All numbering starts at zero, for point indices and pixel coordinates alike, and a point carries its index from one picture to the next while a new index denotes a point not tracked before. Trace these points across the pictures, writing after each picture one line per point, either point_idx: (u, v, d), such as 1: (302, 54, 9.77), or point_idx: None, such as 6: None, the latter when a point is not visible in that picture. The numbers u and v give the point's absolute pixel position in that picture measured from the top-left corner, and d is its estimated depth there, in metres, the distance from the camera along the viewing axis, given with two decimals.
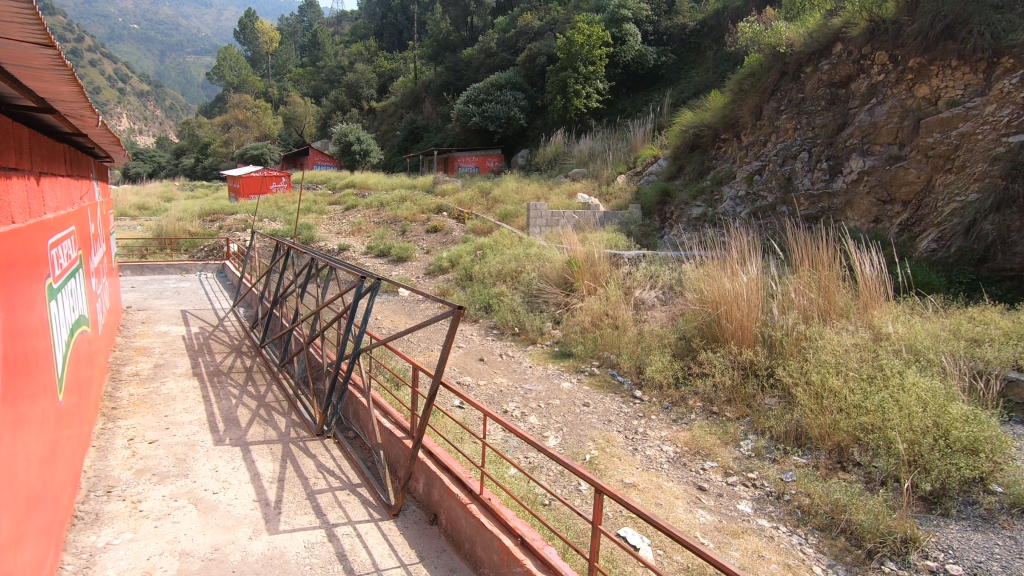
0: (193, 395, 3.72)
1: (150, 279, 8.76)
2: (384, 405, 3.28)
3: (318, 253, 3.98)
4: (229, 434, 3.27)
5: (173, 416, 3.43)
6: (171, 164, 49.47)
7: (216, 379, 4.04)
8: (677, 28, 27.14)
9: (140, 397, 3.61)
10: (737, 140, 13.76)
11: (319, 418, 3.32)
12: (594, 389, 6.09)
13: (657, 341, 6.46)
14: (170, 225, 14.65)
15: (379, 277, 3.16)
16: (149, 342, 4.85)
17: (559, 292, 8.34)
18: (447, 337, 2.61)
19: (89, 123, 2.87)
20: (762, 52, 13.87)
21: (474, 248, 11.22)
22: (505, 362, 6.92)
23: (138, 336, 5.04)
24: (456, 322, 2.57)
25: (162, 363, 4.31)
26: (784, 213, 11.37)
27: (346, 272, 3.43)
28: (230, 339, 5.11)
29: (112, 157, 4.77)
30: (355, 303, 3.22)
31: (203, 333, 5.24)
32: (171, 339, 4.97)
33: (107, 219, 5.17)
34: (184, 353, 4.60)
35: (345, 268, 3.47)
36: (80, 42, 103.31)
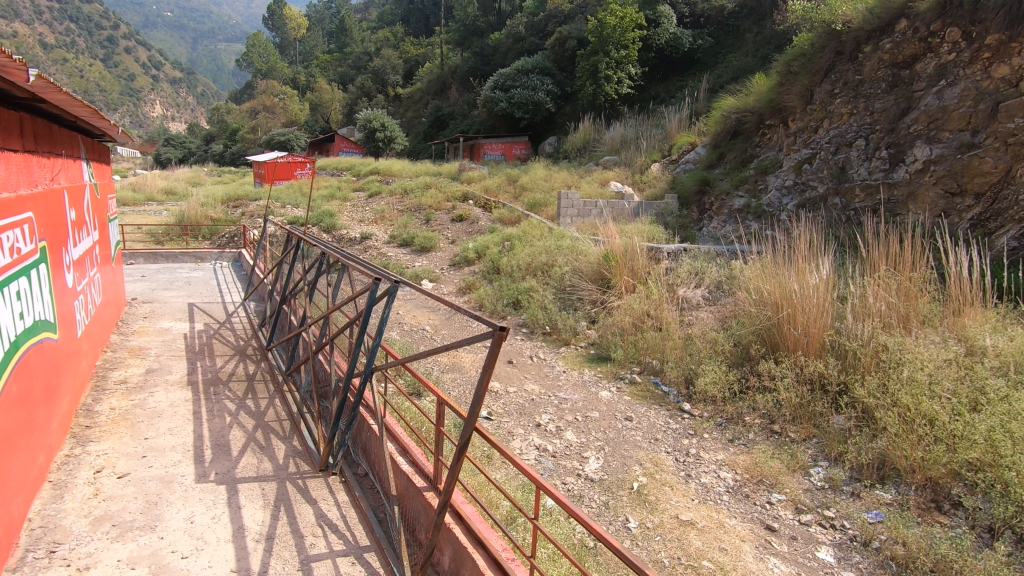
0: (182, 410, 3.24)
1: (164, 268, 8.38)
2: (403, 441, 2.72)
3: (330, 247, 3.43)
4: (215, 467, 2.76)
5: (154, 439, 2.95)
6: (201, 150, 50.05)
7: (212, 390, 3.54)
8: (715, 10, 25.90)
9: (121, 413, 3.13)
10: (784, 125, 12.80)
11: (324, 450, 2.81)
12: (636, 400, 5.47)
13: (707, 346, 5.80)
14: (192, 210, 14.40)
15: (398, 279, 2.57)
16: (146, 341, 4.38)
17: (595, 289, 7.70)
18: (484, 367, 1.96)
19: (31, 82, 2.32)
20: (814, 30, 12.80)
21: (502, 238, 10.61)
22: (536, 365, 6.34)
23: (136, 334, 4.58)
24: (495, 349, 1.91)
25: (156, 368, 3.83)
26: (836, 205, 10.44)
27: (359, 271, 2.84)
28: (237, 339, 4.63)
29: (109, 133, 4.27)
30: (368, 311, 2.65)
31: (208, 331, 4.76)
32: (171, 338, 4.50)
33: (104, 204, 4.68)
34: (182, 355, 4.12)
35: (359, 267, 2.88)
36: (113, 29, 104.93)
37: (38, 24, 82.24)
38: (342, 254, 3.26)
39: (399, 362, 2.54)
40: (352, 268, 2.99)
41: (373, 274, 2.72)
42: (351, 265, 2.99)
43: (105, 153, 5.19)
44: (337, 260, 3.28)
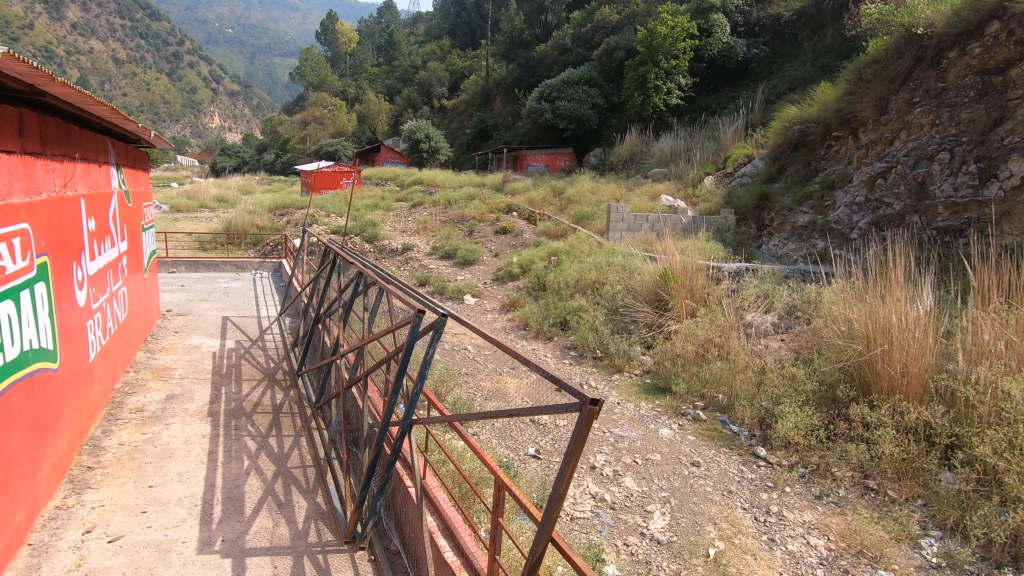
0: (196, 450, 2.98)
1: (205, 277, 8.27)
2: (446, 516, 2.27)
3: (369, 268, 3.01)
4: (223, 532, 2.41)
5: (159, 488, 2.67)
6: (253, 159, 51.78)
7: (232, 426, 3.26)
8: (771, 19, 24.89)
9: (128, 454, 2.87)
10: (854, 137, 11.90)
11: (350, 518, 2.39)
12: (701, 441, 4.85)
13: (785, 382, 5.13)
14: (239, 217, 14.53)
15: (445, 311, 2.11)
16: (172, 359, 4.13)
17: (650, 310, 7.11)
18: (570, 446, 1.49)
19: (18, 70, 1.98)
20: (889, 35, 11.86)
21: (548, 252, 10.12)
22: (587, 395, 5.80)
23: (163, 351, 4.29)
24: (584, 429, 1.49)
25: (177, 394, 3.56)
26: (915, 224, 9.46)
27: (399, 299, 2.41)
28: (267, 361, 4.30)
29: (142, 135, 4.02)
30: (408, 348, 2.20)
31: (238, 350, 4.45)
32: (198, 357, 4.21)
33: (135, 211, 4.44)
34: (207, 378, 3.83)
35: (399, 294, 2.44)
36: (178, 45, 110.63)
37: (110, 41, 87.70)
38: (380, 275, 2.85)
39: (446, 418, 2.09)
40: (391, 294, 2.56)
41: (415, 305, 2.27)
42: (390, 291, 2.57)
43: (142, 156, 5.00)
44: (374, 282, 2.87)
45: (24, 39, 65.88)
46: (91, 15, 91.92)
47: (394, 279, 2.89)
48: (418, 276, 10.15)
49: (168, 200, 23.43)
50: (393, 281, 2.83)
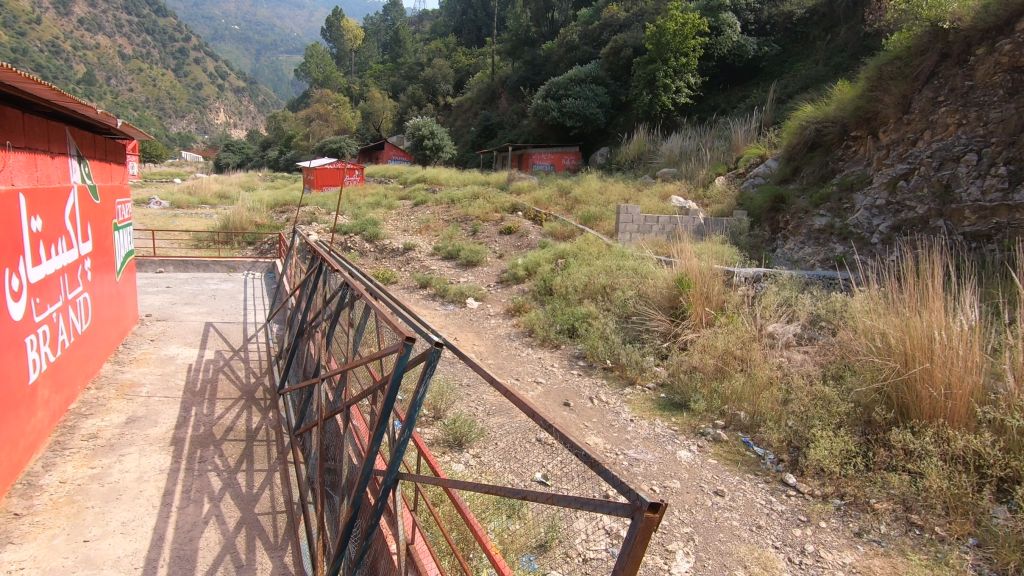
0: (148, 492, 2.88)
1: (195, 278, 7.90)
2: None
3: (357, 280, 2.61)
4: None
5: (95, 543, 2.52)
6: (257, 155, 51.45)
7: (196, 455, 3.23)
8: (783, 16, 24.36)
9: (66, 496, 2.78)
10: (873, 138, 11.45)
11: None
12: (724, 465, 4.43)
13: (816, 403, 4.70)
14: (237, 214, 14.18)
15: (441, 340, 1.69)
16: (141, 373, 4.09)
17: (665, 319, 6.67)
18: (618, 569, 1.27)
19: None
20: (914, 30, 11.35)
21: (555, 254, 9.69)
22: (597, 410, 5.40)
23: (133, 364, 4.23)
24: (642, 541, 1.23)
25: (139, 416, 3.56)
26: (940, 229, 8.97)
27: (385, 320, 1.99)
28: (244, 377, 4.24)
29: (112, 123, 3.83)
30: (394, 381, 1.77)
31: (215, 363, 4.40)
32: (170, 374, 4.12)
33: (105, 211, 4.36)
34: (177, 398, 3.82)
35: (387, 314, 2.03)
36: (184, 41, 110.53)
37: (117, 37, 87.78)
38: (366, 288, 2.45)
39: (439, 480, 1.75)
40: (377, 312, 2.15)
41: (404, 329, 1.86)
42: (376, 308, 2.16)
43: (120, 151, 4.94)
44: (361, 296, 2.46)
45: (30, 35, 66.31)
46: (98, 10, 91.97)
47: (385, 294, 2.49)
48: (419, 277, 9.77)
49: (169, 196, 23.14)
50: (382, 296, 2.42)
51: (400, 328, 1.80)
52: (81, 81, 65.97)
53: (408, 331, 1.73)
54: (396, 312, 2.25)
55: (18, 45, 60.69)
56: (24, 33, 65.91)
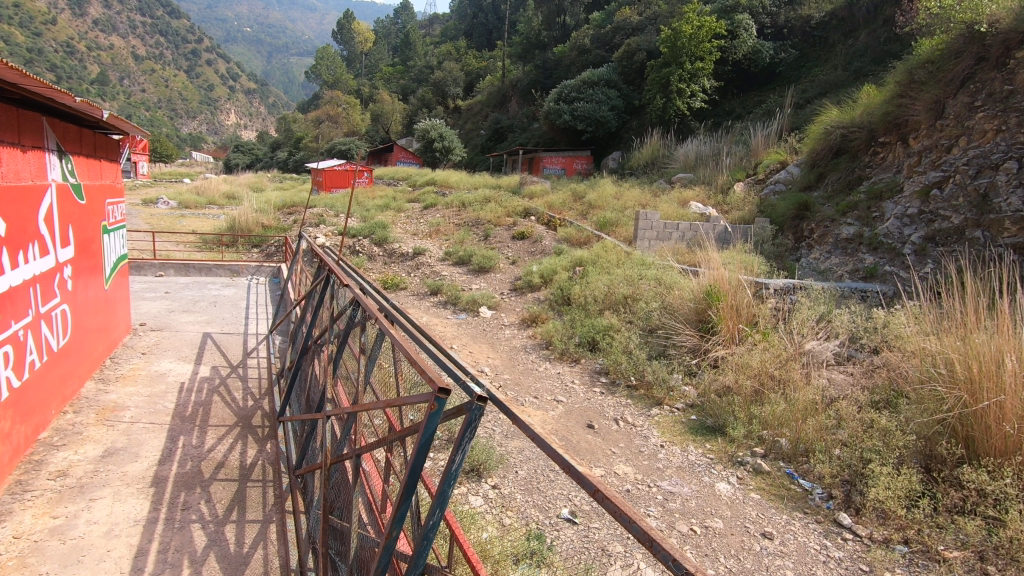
0: (117, 553, 2.58)
1: (196, 283, 7.58)
2: None
3: (371, 301, 2.24)
4: None
5: None
6: (267, 156, 51.55)
7: (179, 508, 2.95)
8: (801, 20, 23.89)
9: (20, 558, 2.49)
10: (903, 144, 10.96)
11: None
12: (768, 501, 4.02)
13: (873, 435, 4.25)
14: (245, 215, 13.91)
15: (483, 393, 1.33)
16: (127, 395, 3.98)
17: (693, 334, 6.23)
18: None
19: None
20: (948, 32, 10.86)
21: (572, 262, 9.28)
22: (624, 433, 5.00)
23: (118, 383, 4.12)
24: None
25: (117, 449, 3.38)
26: (978, 240, 8.45)
27: (406, 353, 1.63)
28: (239, 405, 4.07)
29: (99, 114, 3.56)
30: (421, 443, 1.40)
31: (209, 383, 4.32)
32: (158, 397, 4.01)
33: (94, 211, 4.16)
34: (163, 425, 3.69)
35: (408, 349, 1.67)
36: (197, 43, 111.49)
37: (131, 38, 88.64)
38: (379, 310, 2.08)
39: None
40: (395, 343, 1.79)
41: (432, 372, 1.49)
42: (391, 338, 1.80)
43: (115, 148, 4.78)
44: (374, 317, 2.10)
45: (46, 35, 67.40)
46: (113, 12, 93.16)
47: (403, 317, 2.14)
48: (430, 283, 9.42)
49: (178, 196, 22.97)
50: (399, 320, 2.06)
51: (428, 370, 1.44)
52: (95, 81, 66.72)
53: (439, 378, 1.37)
54: (417, 342, 1.89)
55: (34, 45, 61.49)
56: (40, 33, 66.70)
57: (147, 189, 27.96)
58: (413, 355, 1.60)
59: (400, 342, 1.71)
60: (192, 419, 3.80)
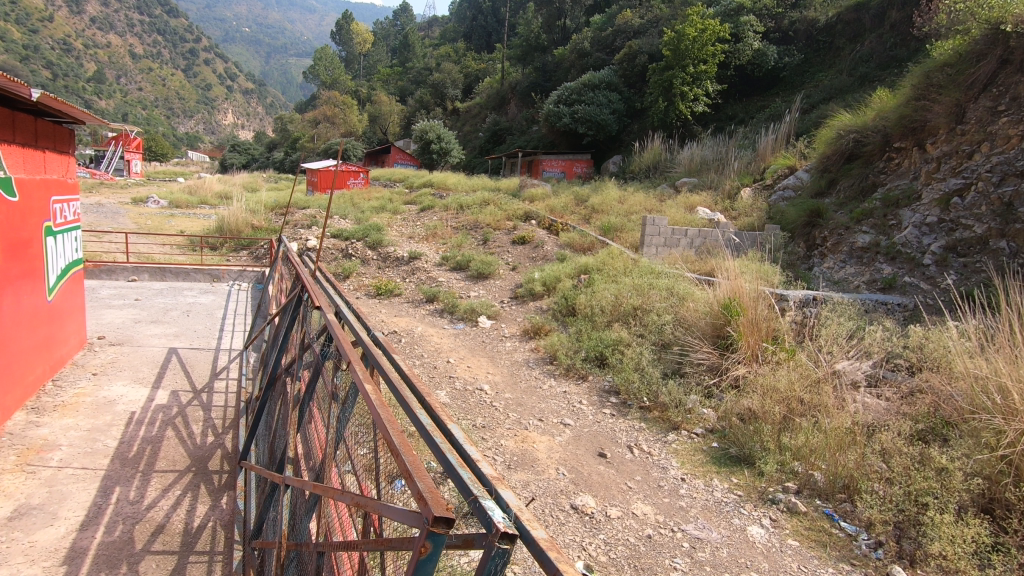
0: None
1: (170, 289, 7.87)
2: None
3: (343, 336, 1.87)
4: None
5: None
6: (263, 157, 51.07)
7: None
8: (807, 23, 23.52)
9: None
10: (919, 149, 10.52)
11: None
12: (810, 549, 3.51)
13: (932, 474, 3.68)
14: (233, 215, 13.31)
15: (505, 525, 1.08)
16: (60, 429, 4.22)
17: (712, 351, 5.71)
18: None
19: None
20: (971, 32, 10.39)
21: (577, 269, 8.78)
22: (640, 463, 4.49)
23: (56, 413, 4.41)
24: None
25: (28, 507, 3.45)
26: (1003, 251, 7.99)
27: (392, 439, 1.30)
28: (186, 446, 4.29)
29: (21, 92, 3.54)
30: None
31: (165, 415, 4.68)
32: (98, 434, 4.25)
33: (18, 206, 4.12)
34: (93, 476, 3.81)
35: (389, 429, 1.34)
36: (194, 42, 110.77)
37: (128, 36, 88.11)
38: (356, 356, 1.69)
39: None
40: (377, 414, 1.43)
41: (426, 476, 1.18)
42: (372, 405, 1.44)
43: (47, 131, 4.69)
44: (349, 361, 1.71)
45: (42, 32, 67.00)
46: (111, 10, 92.84)
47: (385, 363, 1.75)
48: (425, 291, 8.90)
49: (169, 195, 22.41)
50: (382, 368, 1.70)
51: (426, 486, 1.10)
52: (90, 79, 66.21)
53: (439, 503, 1.07)
54: (406, 407, 1.54)
55: (29, 42, 61.00)
56: (35, 30, 66.13)
57: (139, 188, 27.34)
58: (401, 447, 1.26)
59: (385, 423, 1.36)
60: (135, 464, 3.98)
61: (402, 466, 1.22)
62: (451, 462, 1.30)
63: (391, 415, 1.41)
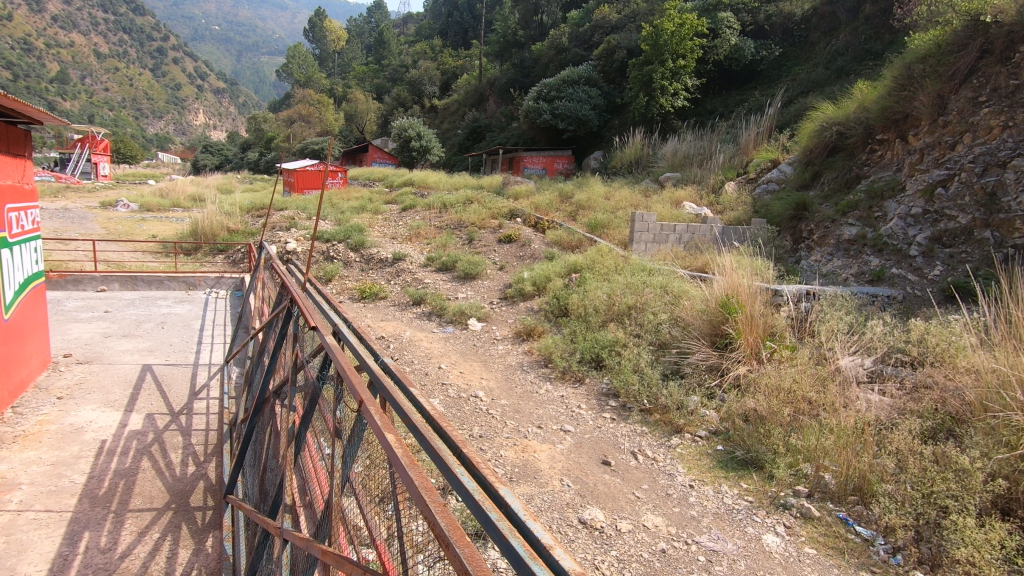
0: None
1: (143, 299, 7.51)
2: None
3: (348, 367, 1.64)
4: None
5: None
6: (237, 157, 50.00)
7: None
8: (782, 17, 23.69)
9: None
10: (902, 141, 10.57)
11: None
12: (828, 557, 3.38)
13: (950, 476, 3.56)
14: (208, 219, 12.84)
15: None
16: (22, 465, 3.95)
17: (710, 349, 5.60)
18: None
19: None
20: (949, 24, 10.45)
21: (566, 268, 8.60)
22: (645, 470, 4.34)
23: (18, 446, 4.13)
24: None
25: None
26: (988, 241, 8.02)
27: (434, 519, 1.09)
28: (160, 479, 4.03)
29: None
30: None
31: (141, 443, 4.42)
32: (63, 470, 3.97)
33: None
34: (62, 516, 3.56)
35: (427, 504, 1.12)
36: (163, 41, 108.16)
37: (93, 34, 85.64)
38: (368, 394, 1.46)
39: None
40: (407, 480, 1.21)
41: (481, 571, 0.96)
42: (401, 467, 1.22)
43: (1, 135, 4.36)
44: (363, 402, 1.48)
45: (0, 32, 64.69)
46: (72, 8, 90.11)
47: (404, 401, 1.52)
48: (412, 292, 8.64)
49: (139, 198, 21.69)
50: (404, 409, 1.47)
51: None
52: (54, 79, 64.21)
53: None
54: (440, 461, 1.30)
55: None
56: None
57: (107, 192, 26.42)
58: (452, 536, 1.04)
59: (424, 497, 1.14)
60: (106, 504, 3.71)
61: (457, 564, 0.98)
62: (508, 541, 1.06)
63: (427, 482, 1.18)
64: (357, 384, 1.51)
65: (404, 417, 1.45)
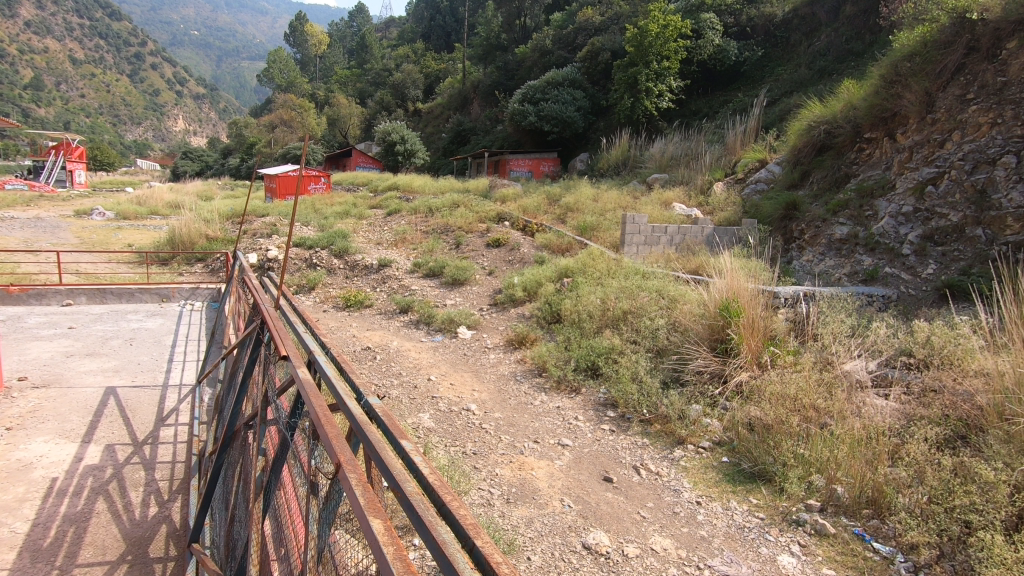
0: None
1: (112, 314, 7.15)
2: None
3: (322, 419, 1.44)
4: None
5: None
6: (218, 163, 49.22)
7: None
8: (763, 18, 23.79)
9: None
10: (890, 139, 10.53)
11: None
12: None
13: (970, 491, 3.37)
14: (185, 226, 12.41)
15: None
16: None
17: (709, 354, 5.41)
18: None
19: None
20: (935, 22, 10.42)
21: (557, 272, 8.38)
22: (648, 486, 4.12)
23: None
24: None
25: None
26: (980, 239, 7.95)
27: None
28: (114, 523, 3.72)
29: None
30: None
31: (97, 480, 4.11)
32: (4, 517, 3.65)
33: None
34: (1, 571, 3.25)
35: None
36: (140, 47, 106.62)
37: (68, 40, 84.16)
38: (348, 458, 1.29)
39: None
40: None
41: None
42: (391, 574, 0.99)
43: None
44: (341, 465, 1.29)
45: None
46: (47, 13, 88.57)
47: (396, 466, 1.30)
48: (398, 300, 8.35)
49: (116, 206, 21.06)
50: (392, 479, 1.25)
51: None
52: (29, 86, 62.89)
53: None
54: (438, 553, 1.05)
55: None
56: None
57: (84, 201, 25.71)
58: None
59: None
60: (50, 558, 3.38)
61: None
62: None
63: None
64: (336, 444, 1.33)
65: (397, 489, 1.23)
